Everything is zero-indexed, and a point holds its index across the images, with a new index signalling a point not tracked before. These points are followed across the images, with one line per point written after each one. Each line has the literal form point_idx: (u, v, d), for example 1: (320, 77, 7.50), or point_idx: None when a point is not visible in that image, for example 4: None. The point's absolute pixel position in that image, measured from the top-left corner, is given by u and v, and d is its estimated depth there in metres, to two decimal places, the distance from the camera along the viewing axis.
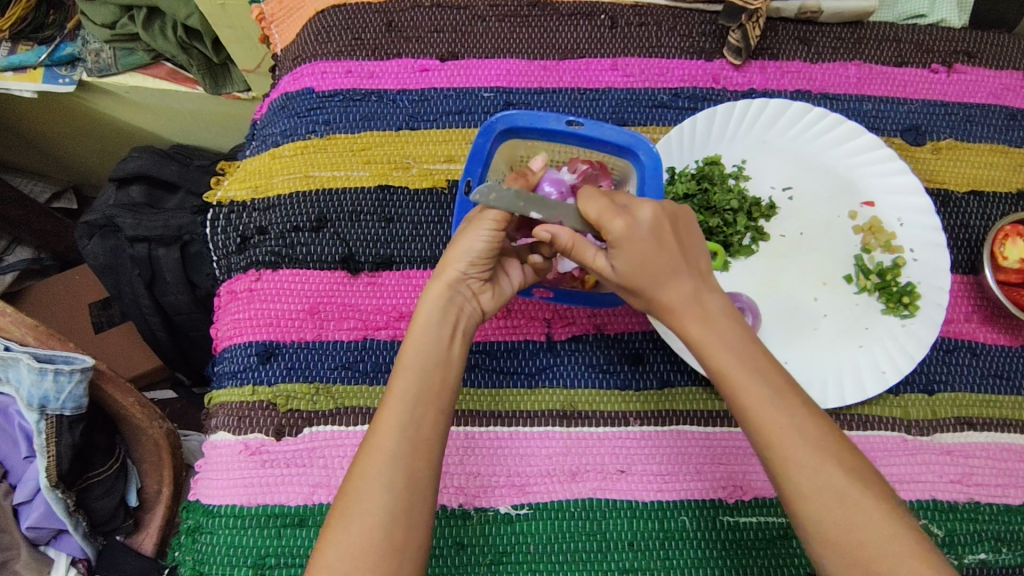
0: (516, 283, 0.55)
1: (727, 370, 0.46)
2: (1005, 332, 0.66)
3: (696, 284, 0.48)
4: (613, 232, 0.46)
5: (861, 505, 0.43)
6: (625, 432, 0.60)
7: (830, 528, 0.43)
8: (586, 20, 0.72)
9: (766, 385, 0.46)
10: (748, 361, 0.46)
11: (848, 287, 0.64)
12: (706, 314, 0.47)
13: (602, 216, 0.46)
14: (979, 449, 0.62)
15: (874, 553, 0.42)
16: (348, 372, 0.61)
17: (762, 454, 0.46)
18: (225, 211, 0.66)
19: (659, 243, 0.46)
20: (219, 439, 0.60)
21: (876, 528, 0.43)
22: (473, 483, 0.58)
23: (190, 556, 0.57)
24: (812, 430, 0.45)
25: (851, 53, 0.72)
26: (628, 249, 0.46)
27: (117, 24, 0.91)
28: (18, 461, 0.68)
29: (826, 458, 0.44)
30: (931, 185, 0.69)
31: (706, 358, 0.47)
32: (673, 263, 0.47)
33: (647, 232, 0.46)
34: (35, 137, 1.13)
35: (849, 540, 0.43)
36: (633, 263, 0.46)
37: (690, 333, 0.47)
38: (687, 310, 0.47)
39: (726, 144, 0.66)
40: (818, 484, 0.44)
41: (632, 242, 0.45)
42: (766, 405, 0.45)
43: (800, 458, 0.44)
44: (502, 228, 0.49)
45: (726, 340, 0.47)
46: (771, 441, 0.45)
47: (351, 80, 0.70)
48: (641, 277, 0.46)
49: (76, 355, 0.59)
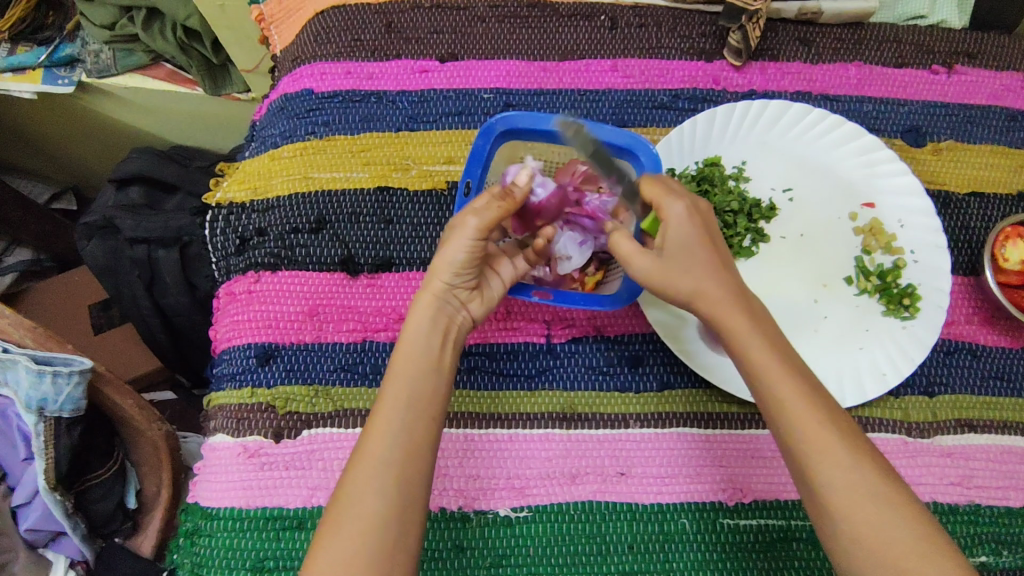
0: (507, 281, 0.54)
1: (766, 362, 0.47)
2: (1005, 334, 0.65)
3: (737, 280, 0.49)
4: (671, 212, 0.48)
5: (890, 503, 0.43)
6: (624, 434, 0.60)
7: (860, 527, 0.43)
8: (586, 21, 0.72)
9: (801, 379, 0.46)
10: (783, 356, 0.47)
11: (848, 289, 0.64)
12: (749, 307, 0.49)
13: (662, 199, 0.49)
14: (979, 452, 0.61)
15: (903, 550, 0.42)
16: (347, 374, 0.61)
17: (796, 450, 0.45)
18: (224, 212, 0.66)
19: (707, 234, 0.49)
20: (217, 441, 0.60)
21: (902, 523, 0.43)
22: (473, 486, 0.57)
23: (187, 559, 0.57)
24: (843, 426, 0.46)
25: (851, 54, 0.72)
26: (683, 229, 0.48)
27: (117, 25, 0.91)
28: (15, 463, 0.67)
29: (857, 453, 0.44)
30: (932, 187, 0.69)
31: (743, 350, 0.48)
32: (718, 257, 0.49)
33: (700, 220, 0.49)
34: (35, 138, 1.12)
35: (877, 535, 0.43)
36: (685, 245, 0.48)
37: (731, 324, 0.48)
38: (732, 300, 0.48)
39: (727, 145, 0.66)
40: (849, 480, 0.44)
41: (688, 225, 0.48)
42: (800, 397, 0.46)
43: (836, 454, 0.44)
44: (484, 236, 0.49)
45: (765, 335, 0.48)
46: (806, 437, 0.45)
47: (350, 81, 0.70)
48: (687, 261, 0.48)
49: (75, 357, 0.60)
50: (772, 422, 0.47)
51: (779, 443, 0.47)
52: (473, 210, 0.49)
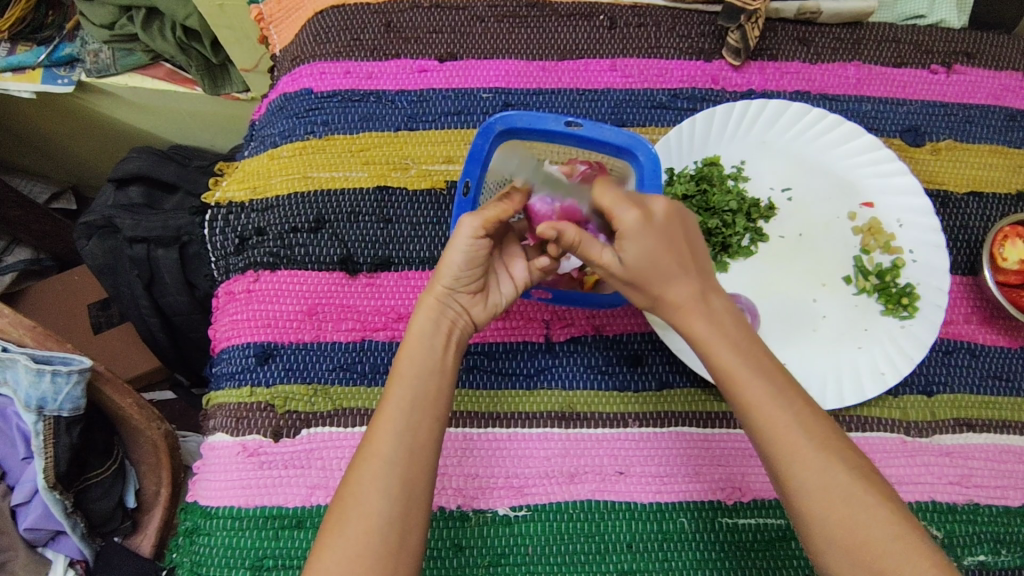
0: (518, 284, 0.54)
1: (731, 365, 0.47)
2: (1004, 333, 0.65)
3: (702, 282, 0.49)
4: (626, 224, 0.46)
5: (869, 506, 0.43)
6: (623, 433, 0.60)
7: (833, 528, 0.43)
8: (585, 21, 0.72)
9: (767, 382, 0.46)
10: (749, 357, 0.47)
11: (847, 288, 0.64)
12: (711, 310, 0.48)
13: (615, 205, 0.47)
14: (978, 451, 0.61)
15: (879, 551, 0.42)
16: (346, 374, 0.61)
17: (768, 453, 0.46)
18: (224, 211, 0.66)
19: (670, 239, 0.47)
20: (217, 440, 0.60)
21: (881, 526, 0.43)
22: (472, 485, 0.57)
23: (187, 558, 0.57)
24: (815, 427, 0.46)
25: (850, 54, 0.72)
26: (639, 241, 0.46)
27: (117, 25, 0.91)
28: (15, 462, 0.67)
29: (833, 456, 0.45)
30: (930, 186, 0.69)
31: (708, 354, 0.48)
32: (682, 260, 0.48)
33: (659, 227, 0.47)
34: (34, 138, 1.13)
35: (853, 539, 0.43)
36: (644, 257, 0.47)
37: (697, 332, 0.48)
38: (693, 307, 0.48)
39: (726, 145, 0.66)
40: (822, 481, 0.44)
41: (645, 235, 0.46)
42: (767, 400, 0.46)
43: (808, 457, 0.44)
44: (483, 237, 0.49)
45: (730, 337, 0.48)
46: (776, 442, 0.45)
47: (349, 80, 0.70)
48: (651, 274, 0.47)
49: (74, 356, 0.59)
50: (745, 425, 0.47)
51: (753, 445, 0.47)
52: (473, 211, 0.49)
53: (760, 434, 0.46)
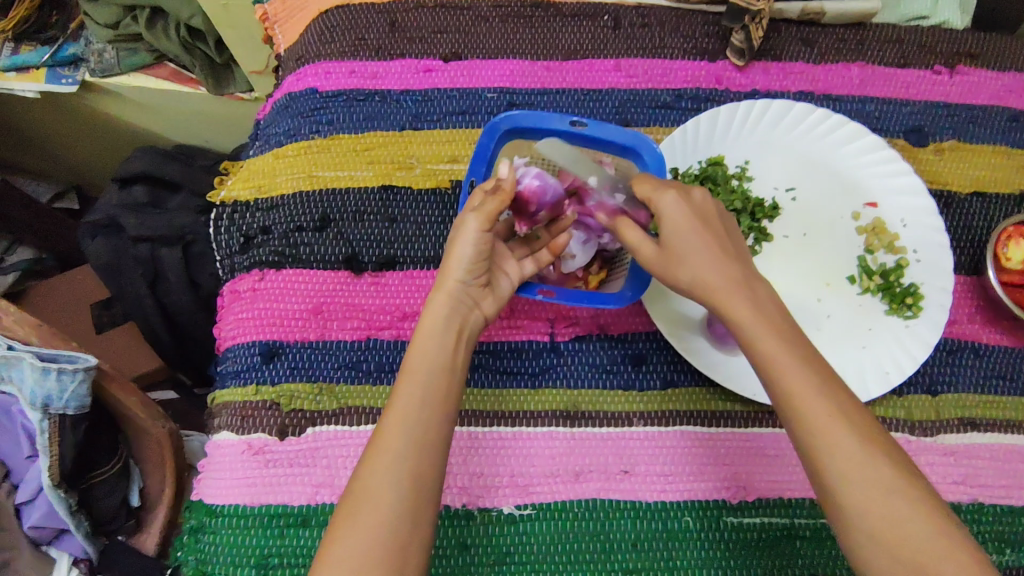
0: (514, 279, 0.55)
1: (773, 351, 0.47)
2: (1007, 333, 0.66)
3: (740, 270, 0.50)
4: (663, 206, 0.50)
5: (904, 497, 0.43)
6: (628, 432, 0.60)
7: (876, 522, 0.43)
8: (589, 21, 0.72)
9: (812, 371, 0.46)
10: (793, 346, 0.47)
11: (851, 288, 0.64)
12: (752, 296, 0.49)
13: (653, 194, 0.51)
14: (982, 450, 0.62)
15: (919, 545, 0.42)
16: (350, 372, 0.61)
17: (807, 443, 0.45)
18: (228, 211, 0.66)
19: (706, 223, 0.50)
20: (222, 438, 0.60)
21: (922, 519, 0.43)
22: (477, 483, 0.57)
23: (192, 555, 0.57)
24: (856, 418, 0.45)
25: (853, 55, 0.72)
26: (678, 219, 0.49)
27: (121, 25, 0.92)
28: (19, 460, 0.67)
29: (872, 446, 0.44)
30: (934, 186, 0.69)
31: (751, 340, 0.48)
32: (719, 246, 0.50)
33: (696, 207, 0.50)
34: (37, 138, 1.13)
35: (895, 534, 0.42)
36: (682, 235, 0.49)
37: (738, 316, 0.48)
38: (731, 291, 0.48)
39: (730, 144, 0.66)
40: (862, 474, 0.44)
41: (682, 215, 0.50)
42: (808, 388, 0.46)
43: (846, 445, 0.44)
44: (490, 229, 0.50)
45: (772, 323, 0.48)
46: (814, 429, 0.45)
47: (354, 80, 0.70)
48: (688, 254, 0.49)
49: (80, 356, 0.61)
50: (784, 415, 0.47)
51: (791, 436, 0.47)
52: (475, 207, 0.51)
53: (797, 421, 0.46)
